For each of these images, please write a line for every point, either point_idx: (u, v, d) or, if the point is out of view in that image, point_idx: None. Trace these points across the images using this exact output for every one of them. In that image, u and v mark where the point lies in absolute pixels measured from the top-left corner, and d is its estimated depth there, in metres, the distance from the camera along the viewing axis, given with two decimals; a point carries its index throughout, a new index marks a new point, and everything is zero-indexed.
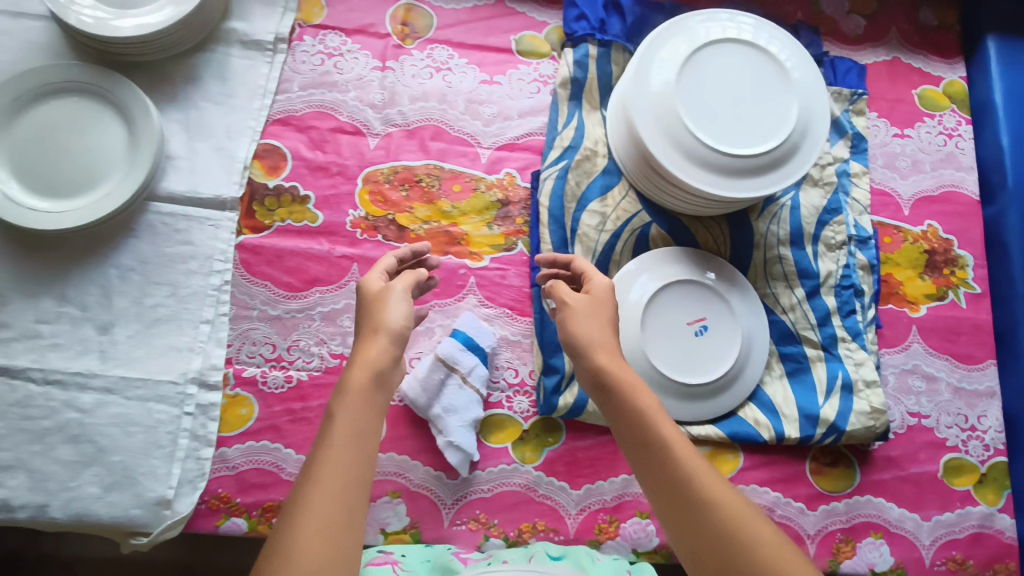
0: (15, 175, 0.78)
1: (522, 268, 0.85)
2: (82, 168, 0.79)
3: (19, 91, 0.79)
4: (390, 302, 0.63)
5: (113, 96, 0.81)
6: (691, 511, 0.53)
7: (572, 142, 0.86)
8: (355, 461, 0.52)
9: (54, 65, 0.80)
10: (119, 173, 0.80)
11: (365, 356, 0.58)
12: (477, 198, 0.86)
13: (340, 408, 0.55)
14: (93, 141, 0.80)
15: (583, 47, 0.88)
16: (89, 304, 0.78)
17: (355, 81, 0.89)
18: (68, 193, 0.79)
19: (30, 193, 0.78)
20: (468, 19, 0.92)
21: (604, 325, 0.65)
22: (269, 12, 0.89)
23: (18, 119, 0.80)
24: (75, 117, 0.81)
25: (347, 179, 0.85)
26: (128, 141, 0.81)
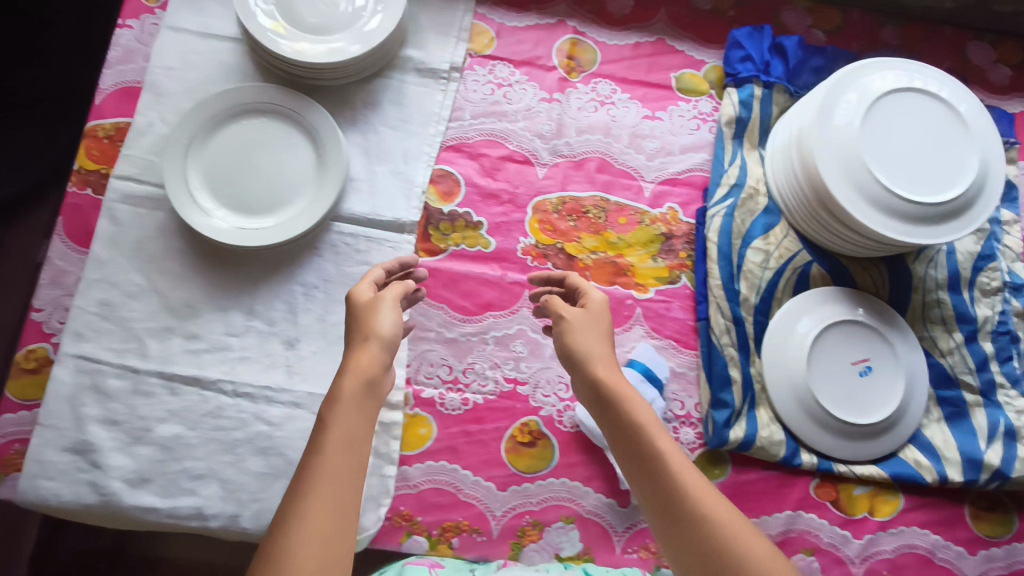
0: (209, 192, 0.81)
1: (686, 301, 0.86)
2: (274, 189, 0.82)
3: (216, 110, 0.82)
4: (383, 311, 0.64)
5: (302, 119, 0.84)
6: (682, 523, 0.52)
7: (737, 180, 0.88)
8: (347, 464, 0.51)
9: (249, 86, 0.83)
10: (307, 195, 0.82)
11: (356, 362, 0.58)
12: (642, 231, 0.88)
13: (333, 413, 0.54)
14: (284, 163, 0.83)
15: (749, 87, 0.90)
16: (276, 319, 0.80)
17: (524, 111, 0.91)
18: (259, 212, 0.81)
19: (224, 209, 0.81)
20: (630, 55, 0.94)
21: (601, 337, 0.65)
22: (443, 42, 0.91)
23: (213, 137, 0.82)
24: (265, 139, 0.83)
25: (517, 207, 0.87)
26: (315, 164, 0.83)
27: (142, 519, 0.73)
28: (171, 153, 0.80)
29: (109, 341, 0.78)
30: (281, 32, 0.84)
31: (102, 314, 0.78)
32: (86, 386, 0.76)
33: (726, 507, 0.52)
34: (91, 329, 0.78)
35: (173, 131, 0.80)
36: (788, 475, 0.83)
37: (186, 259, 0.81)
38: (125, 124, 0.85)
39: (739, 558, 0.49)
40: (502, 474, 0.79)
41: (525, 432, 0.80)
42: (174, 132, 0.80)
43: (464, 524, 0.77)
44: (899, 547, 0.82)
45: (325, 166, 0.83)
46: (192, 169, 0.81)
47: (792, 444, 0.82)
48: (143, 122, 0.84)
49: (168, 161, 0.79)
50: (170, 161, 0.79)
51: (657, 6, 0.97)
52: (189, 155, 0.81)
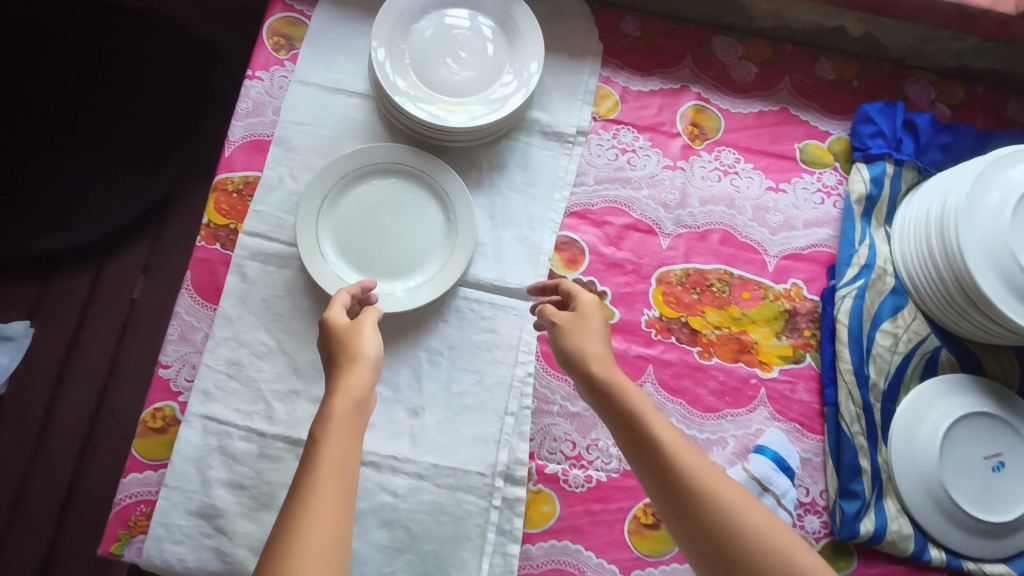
0: (339, 252, 0.80)
1: (812, 383, 0.84)
2: (403, 253, 0.81)
3: (349, 168, 0.81)
4: (365, 331, 0.62)
5: (433, 182, 0.83)
6: (683, 501, 0.54)
7: (867, 260, 0.86)
8: (342, 479, 0.49)
9: (383, 145, 0.82)
10: (437, 259, 0.82)
11: (347, 381, 0.56)
12: (766, 307, 0.87)
13: (328, 431, 0.52)
14: (414, 226, 0.83)
15: (880, 165, 0.89)
16: (400, 385, 0.79)
17: (648, 179, 0.90)
18: (388, 275, 0.81)
19: (352, 270, 0.80)
20: (754, 124, 0.93)
21: (596, 336, 0.67)
22: (569, 104, 0.90)
23: (344, 195, 0.82)
24: (395, 200, 0.83)
25: (641, 277, 0.86)
26: (445, 228, 0.83)
27: None
28: (304, 211, 0.79)
29: (236, 402, 0.77)
30: (449, 110, 0.83)
31: (230, 374, 0.78)
32: (212, 447, 0.75)
33: (724, 479, 0.55)
34: (218, 388, 0.77)
35: (307, 189, 0.80)
36: (915, 570, 0.80)
37: (313, 320, 0.81)
38: (254, 178, 0.84)
39: (742, 525, 0.51)
40: (626, 557, 0.76)
41: (649, 513, 0.78)
42: (308, 189, 0.79)
43: None
44: None
45: (454, 230, 0.83)
46: (324, 231, 0.80)
47: (920, 539, 0.80)
48: (274, 178, 0.84)
49: (302, 219, 0.79)
50: (304, 220, 0.79)
51: (778, 74, 0.95)
52: (321, 213, 0.80)
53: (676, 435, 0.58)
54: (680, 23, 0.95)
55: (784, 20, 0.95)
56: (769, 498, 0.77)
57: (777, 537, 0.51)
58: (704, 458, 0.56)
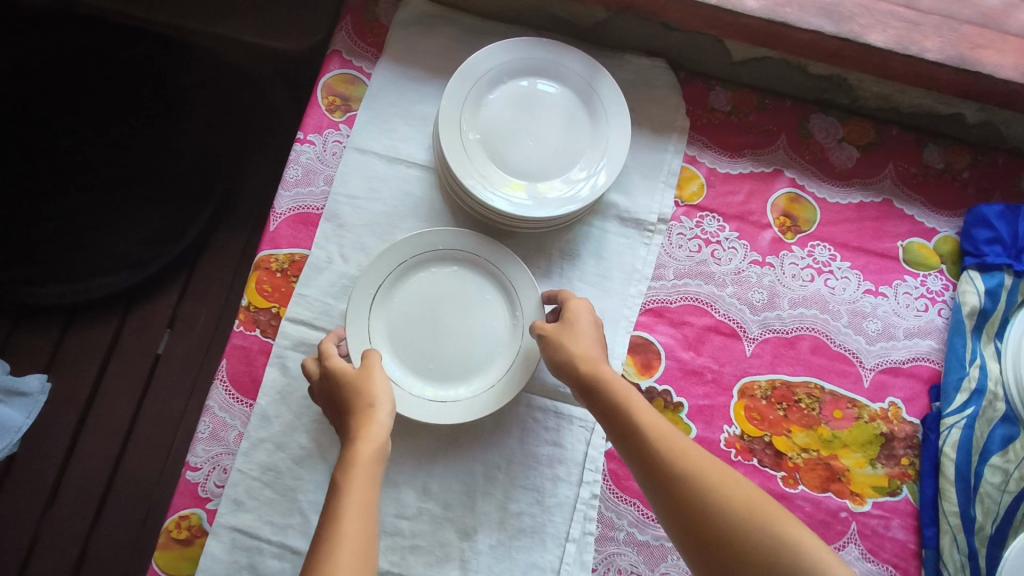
0: (394, 350, 0.72)
1: (909, 519, 0.75)
2: (465, 352, 0.73)
3: (408, 254, 0.73)
4: (375, 371, 0.63)
5: (500, 271, 0.75)
6: (671, 485, 0.57)
7: (978, 384, 0.77)
8: (365, 519, 0.51)
9: (446, 229, 0.74)
10: (500, 359, 0.73)
11: (367, 427, 0.58)
12: (860, 428, 0.77)
13: (349, 476, 0.54)
14: (475, 322, 0.74)
15: (998, 275, 0.79)
16: (451, 502, 0.71)
17: (733, 275, 0.81)
18: (448, 377, 0.72)
19: (408, 371, 0.72)
20: (854, 216, 0.84)
21: (585, 336, 0.68)
22: (651, 187, 0.82)
23: (401, 284, 0.74)
24: (454, 291, 0.75)
25: (722, 388, 0.77)
26: (509, 325, 0.75)
27: None
28: (357, 304, 0.71)
29: (270, 513, 0.69)
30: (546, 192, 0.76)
31: (264, 481, 0.70)
32: (241, 565, 0.67)
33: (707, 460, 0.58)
34: (250, 496, 0.69)
35: (361, 279, 0.71)
36: None
37: None
38: (301, 257, 0.77)
39: (725, 499, 0.55)
40: None
41: None
42: (362, 279, 0.71)
43: None
44: None
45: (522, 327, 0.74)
46: (375, 328, 0.72)
47: None
48: (322, 257, 0.76)
49: (353, 314, 0.71)
50: (356, 314, 0.71)
51: (883, 160, 0.87)
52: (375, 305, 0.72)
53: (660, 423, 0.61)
54: (775, 99, 0.88)
55: (893, 103, 0.86)
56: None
57: (759, 508, 0.54)
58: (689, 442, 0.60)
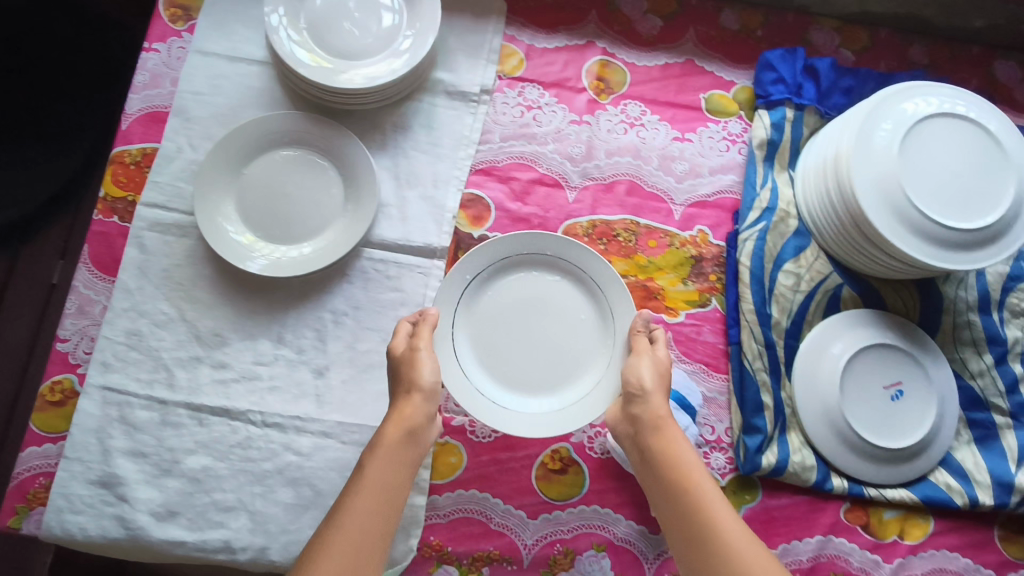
0: (468, 337, 0.80)
1: (718, 325, 0.86)
2: (530, 359, 0.80)
3: (512, 252, 0.81)
4: (425, 362, 0.70)
5: (600, 299, 0.81)
6: (689, 529, 0.61)
7: (769, 204, 0.88)
8: (380, 499, 0.61)
9: (567, 239, 0.80)
10: (581, 380, 0.80)
11: (401, 411, 0.67)
12: (672, 254, 0.88)
13: (375, 454, 0.64)
14: (562, 338, 0.80)
15: (781, 110, 0.90)
16: (305, 347, 0.80)
17: (554, 134, 0.90)
18: (506, 378, 0.80)
19: (472, 360, 0.80)
20: (660, 76, 0.94)
21: (659, 380, 0.71)
22: (473, 64, 0.91)
23: (498, 279, 0.82)
24: (548, 305, 0.81)
25: (548, 231, 0.87)
26: (593, 347, 0.80)
27: (170, 553, 0.73)
28: (449, 286, 0.79)
29: (137, 371, 0.77)
30: (328, 65, 0.84)
31: (130, 344, 0.78)
32: (113, 417, 0.76)
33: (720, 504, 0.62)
34: (117, 358, 0.78)
35: (463, 261, 0.79)
36: (820, 500, 0.84)
37: (215, 287, 0.81)
38: (152, 150, 0.85)
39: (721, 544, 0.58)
40: (533, 502, 0.79)
41: (556, 459, 0.81)
42: (460, 264, 0.78)
43: (495, 554, 0.77)
44: (930, 571, 0.83)
45: (595, 350, 0.80)
46: (463, 324, 0.80)
47: (822, 469, 0.83)
48: (172, 148, 0.84)
49: (443, 289, 0.79)
50: (444, 295, 0.79)
51: (684, 26, 0.97)
52: (466, 291, 0.80)
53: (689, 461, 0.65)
54: None
55: None
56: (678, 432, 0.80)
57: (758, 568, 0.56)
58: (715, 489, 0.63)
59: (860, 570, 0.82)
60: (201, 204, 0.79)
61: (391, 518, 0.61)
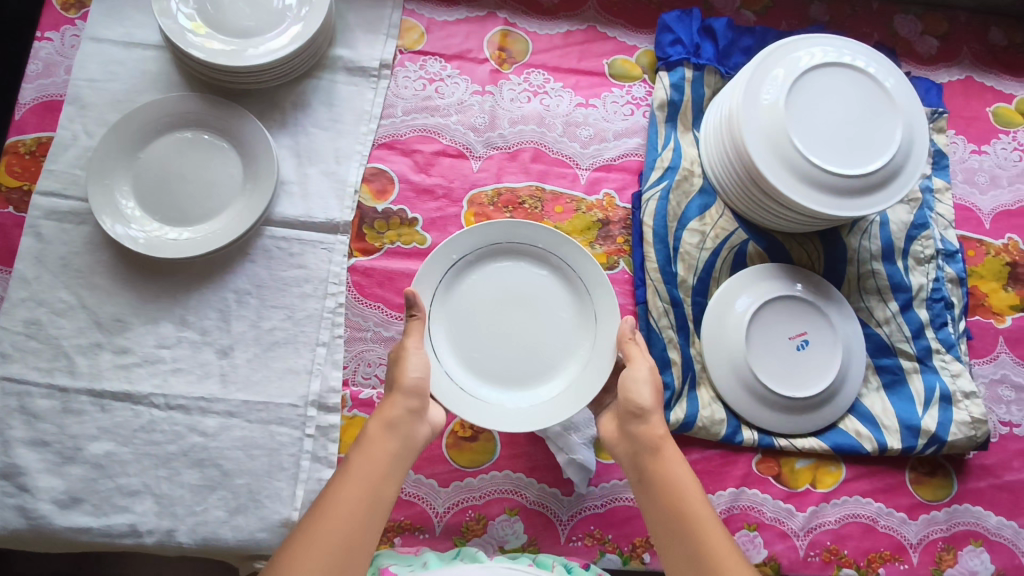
0: (444, 319, 0.79)
1: (625, 286, 0.88)
2: (506, 350, 0.79)
3: (504, 240, 0.80)
4: (411, 359, 0.71)
5: (585, 301, 0.80)
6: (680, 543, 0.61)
7: (671, 163, 0.89)
8: (369, 490, 0.62)
9: (562, 237, 0.79)
10: (554, 379, 0.79)
11: (387, 409, 0.68)
12: (579, 218, 0.89)
13: (360, 450, 0.65)
14: (540, 335, 0.80)
15: (679, 70, 0.91)
16: (208, 328, 0.80)
17: (457, 105, 0.91)
18: (477, 365, 0.78)
19: (447, 343, 0.78)
20: (562, 44, 0.95)
21: (656, 395, 0.70)
22: (373, 39, 0.91)
23: (485, 264, 0.80)
24: (526, 298, 0.80)
25: (453, 201, 0.87)
26: (570, 347, 0.80)
27: (75, 541, 0.73)
28: (433, 264, 0.77)
29: (37, 360, 0.77)
30: (203, 32, 0.83)
31: (28, 333, 0.77)
32: (12, 408, 0.75)
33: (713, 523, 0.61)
34: (16, 348, 0.77)
35: (450, 241, 0.77)
36: (731, 453, 0.84)
37: (114, 273, 0.80)
38: (47, 139, 0.84)
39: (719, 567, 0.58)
40: (444, 470, 0.79)
41: (466, 427, 0.81)
42: (449, 243, 0.77)
43: (406, 523, 0.77)
44: (842, 517, 0.83)
45: (573, 350, 0.80)
46: (441, 309, 0.79)
47: (733, 422, 0.84)
48: (66, 135, 0.83)
49: (429, 268, 0.77)
50: (429, 272, 0.77)
51: None
52: (450, 272, 0.79)
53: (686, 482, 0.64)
54: None
55: None
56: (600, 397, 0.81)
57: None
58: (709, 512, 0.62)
59: (774, 520, 0.82)
60: (95, 187, 0.79)
61: (381, 507, 0.61)
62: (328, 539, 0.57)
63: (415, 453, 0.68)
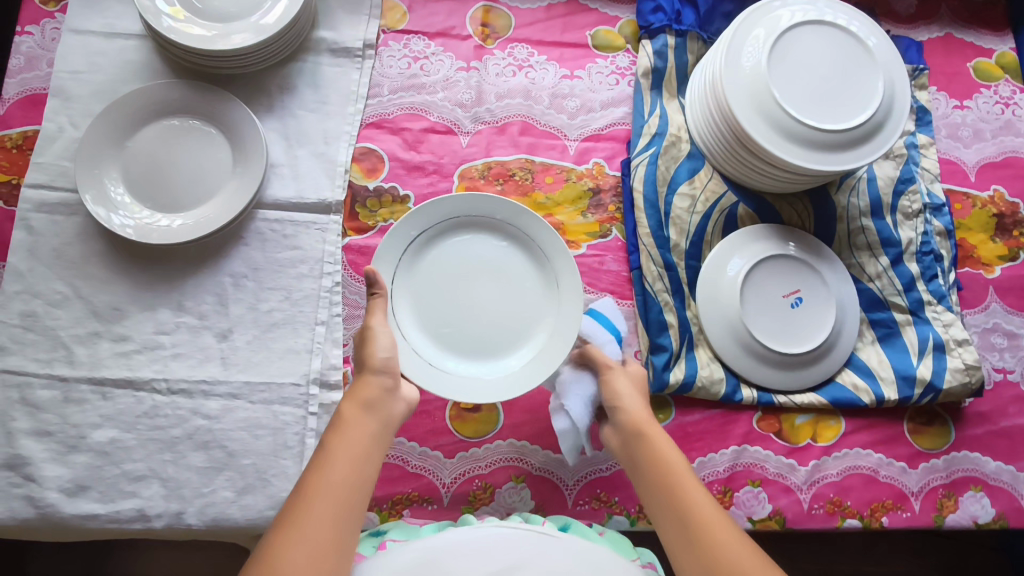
0: (410, 295, 0.79)
1: (620, 253, 0.89)
2: (472, 323, 0.79)
3: (463, 213, 0.80)
4: (381, 339, 0.69)
5: (547, 269, 0.80)
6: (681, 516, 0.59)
7: (658, 129, 0.90)
8: (353, 469, 0.58)
9: (519, 206, 0.79)
10: (520, 349, 0.79)
11: (361, 387, 0.65)
12: (570, 188, 0.90)
13: (339, 429, 0.61)
14: (503, 306, 0.79)
15: (662, 37, 0.92)
16: (205, 312, 0.80)
17: (443, 82, 0.91)
18: (445, 339, 0.78)
19: (414, 318, 0.78)
20: (544, 17, 0.96)
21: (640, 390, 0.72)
22: (355, 20, 0.91)
23: (445, 238, 0.80)
24: (488, 270, 0.80)
25: (443, 176, 0.88)
26: (534, 317, 0.80)
27: (83, 528, 0.73)
28: (394, 239, 0.77)
29: (35, 351, 0.76)
30: (182, 17, 0.82)
31: (25, 326, 0.77)
32: (14, 400, 0.75)
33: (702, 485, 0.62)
34: (14, 341, 0.76)
35: (409, 216, 0.77)
36: (732, 412, 0.85)
37: (108, 262, 0.80)
38: (33, 132, 0.84)
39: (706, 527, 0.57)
40: (448, 442, 0.80)
41: None
42: (406, 219, 0.77)
43: (414, 495, 0.78)
44: (844, 469, 0.84)
45: (540, 319, 0.80)
46: (404, 286, 0.78)
47: (732, 381, 0.85)
48: (53, 128, 0.83)
49: (389, 244, 0.77)
50: (391, 248, 0.77)
51: None
52: (413, 246, 0.79)
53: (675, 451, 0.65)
54: None
55: None
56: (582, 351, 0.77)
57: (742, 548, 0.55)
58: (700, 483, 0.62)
59: (777, 475, 0.83)
60: (84, 175, 0.78)
61: (366, 486, 0.58)
62: (318, 525, 0.53)
63: (394, 429, 0.65)
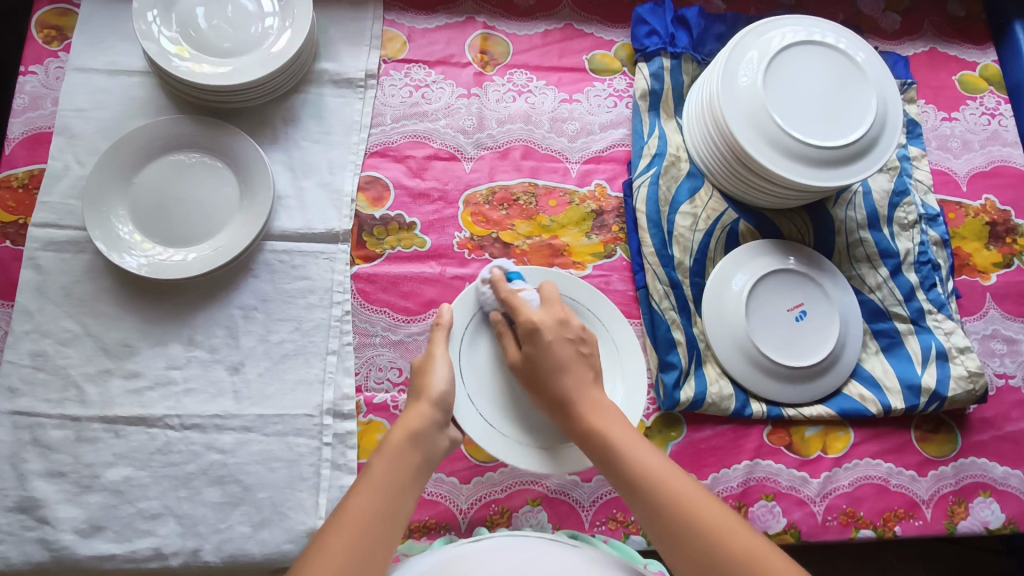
0: (476, 367, 0.78)
1: (625, 273, 0.90)
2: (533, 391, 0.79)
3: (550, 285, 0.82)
4: (439, 370, 0.71)
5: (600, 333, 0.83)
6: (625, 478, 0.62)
7: (658, 150, 0.92)
8: (390, 501, 0.58)
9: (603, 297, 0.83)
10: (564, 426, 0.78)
11: (406, 418, 0.66)
12: (573, 210, 0.91)
13: (379, 457, 0.62)
14: None
15: (658, 60, 0.94)
16: (217, 346, 0.80)
17: (444, 109, 0.93)
18: (514, 413, 0.78)
19: (483, 387, 0.78)
20: (541, 43, 0.98)
21: (557, 358, 0.71)
22: (356, 51, 0.92)
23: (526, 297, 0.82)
24: None
25: (448, 203, 0.89)
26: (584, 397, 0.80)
27: (99, 569, 0.72)
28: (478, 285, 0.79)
29: (46, 392, 0.76)
30: (187, 56, 0.83)
31: (35, 366, 0.77)
32: (25, 441, 0.74)
33: (698, 489, 0.59)
34: (25, 382, 0.76)
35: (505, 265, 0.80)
36: (742, 427, 0.86)
37: (117, 298, 0.80)
38: (39, 171, 0.84)
39: (643, 490, 0.60)
40: (464, 467, 0.80)
41: None
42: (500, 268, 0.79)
43: (431, 523, 0.77)
44: (855, 480, 0.85)
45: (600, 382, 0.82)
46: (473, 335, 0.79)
47: (741, 396, 0.86)
48: (58, 166, 0.83)
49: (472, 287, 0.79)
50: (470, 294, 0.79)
51: None
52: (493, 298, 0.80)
53: (655, 458, 0.63)
54: None
55: None
56: (488, 290, 0.78)
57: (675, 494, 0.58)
58: (654, 457, 0.63)
59: (790, 488, 0.84)
60: (90, 214, 0.78)
61: (401, 520, 0.58)
62: (349, 552, 0.53)
63: (435, 463, 0.66)
